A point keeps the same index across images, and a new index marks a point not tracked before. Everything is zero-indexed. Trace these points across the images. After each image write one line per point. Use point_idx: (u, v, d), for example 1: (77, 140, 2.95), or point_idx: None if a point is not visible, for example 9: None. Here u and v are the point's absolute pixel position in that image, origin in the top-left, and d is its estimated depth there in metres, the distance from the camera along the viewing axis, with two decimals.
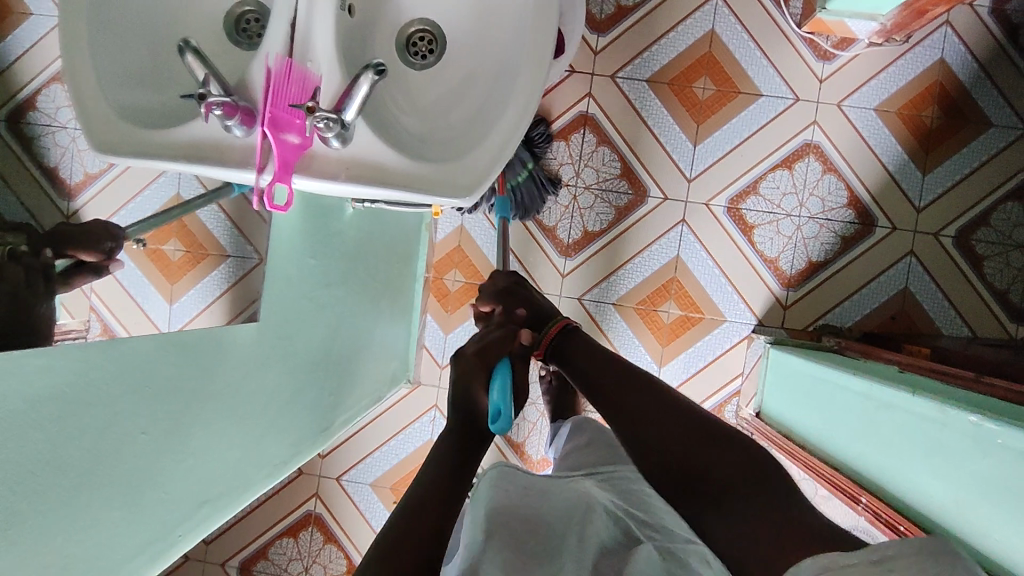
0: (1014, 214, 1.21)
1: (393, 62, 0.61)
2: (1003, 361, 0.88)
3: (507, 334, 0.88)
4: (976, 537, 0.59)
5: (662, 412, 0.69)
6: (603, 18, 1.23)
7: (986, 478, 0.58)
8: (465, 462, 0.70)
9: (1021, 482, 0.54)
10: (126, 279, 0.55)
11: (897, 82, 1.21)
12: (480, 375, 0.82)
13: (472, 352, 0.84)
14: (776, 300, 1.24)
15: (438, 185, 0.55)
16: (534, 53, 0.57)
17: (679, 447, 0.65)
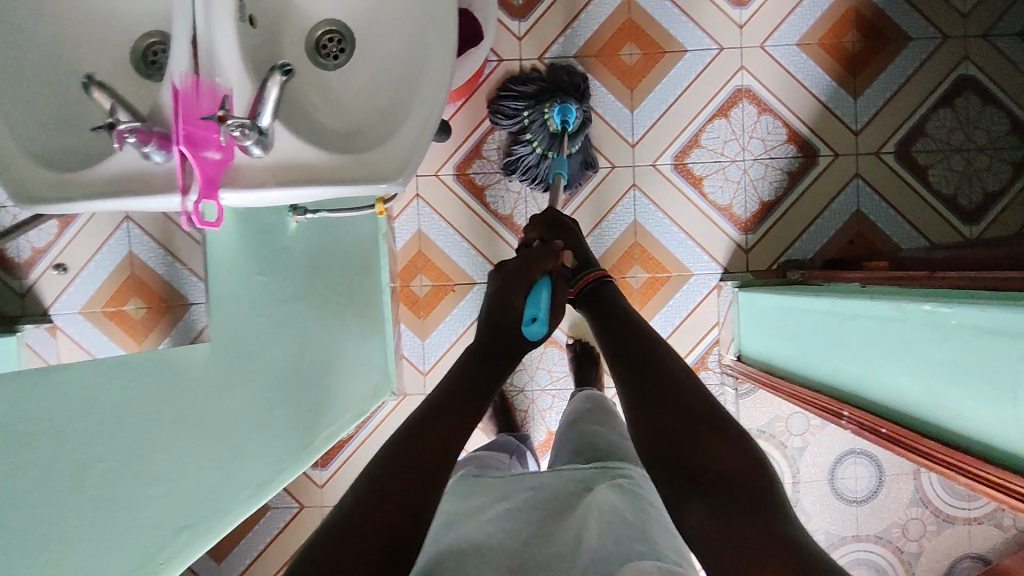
0: (947, 119, 1.25)
1: (303, 65, 0.61)
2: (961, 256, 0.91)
3: (552, 254, 0.94)
4: (950, 419, 0.61)
5: (674, 394, 0.65)
6: (519, 3, 1.25)
7: (950, 359, 0.59)
8: (471, 407, 0.73)
9: (977, 356, 0.56)
10: (70, 327, 0.53)
11: (814, 14, 1.25)
12: (521, 288, 0.90)
13: (518, 266, 0.92)
14: (737, 245, 1.26)
15: (366, 173, 0.55)
16: (441, 34, 0.58)
17: (677, 430, 0.60)
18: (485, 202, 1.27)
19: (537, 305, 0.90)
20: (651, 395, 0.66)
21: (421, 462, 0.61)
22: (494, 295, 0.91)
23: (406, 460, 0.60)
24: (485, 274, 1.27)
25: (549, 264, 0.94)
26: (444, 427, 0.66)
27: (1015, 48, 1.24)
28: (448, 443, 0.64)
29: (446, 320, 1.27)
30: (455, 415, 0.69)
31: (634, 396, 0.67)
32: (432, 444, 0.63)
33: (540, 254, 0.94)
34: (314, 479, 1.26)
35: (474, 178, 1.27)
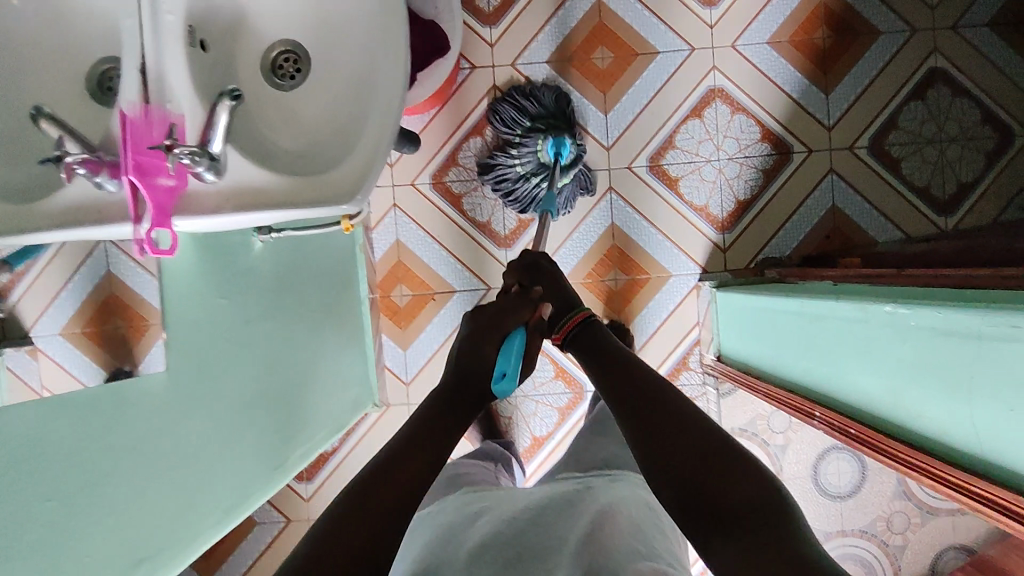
0: (919, 112, 1.26)
1: (259, 87, 0.61)
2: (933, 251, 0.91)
3: (526, 302, 0.92)
4: (912, 420, 0.61)
5: (688, 432, 0.64)
6: (490, 10, 1.26)
7: (911, 360, 0.59)
8: (443, 440, 0.73)
9: (935, 357, 0.56)
10: (57, 354, 0.56)
11: (784, 12, 1.25)
12: (494, 339, 0.86)
13: (495, 315, 0.88)
14: (714, 245, 1.27)
15: (321, 195, 0.55)
16: (391, 51, 0.59)
17: (696, 473, 0.60)
18: (463, 210, 1.27)
19: (509, 359, 0.85)
20: (665, 434, 0.65)
21: (392, 492, 0.62)
22: (464, 341, 0.87)
23: (374, 491, 0.62)
24: (465, 281, 1.27)
25: (525, 316, 0.90)
26: (418, 463, 0.67)
27: (983, 39, 1.25)
28: (415, 472, 0.66)
29: (427, 329, 1.27)
30: (428, 445, 0.71)
31: (647, 437, 0.66)
32: (404, 477, 0.65)
33: (515, 303, 0.91)
34: (300, 492, 1.27)
35: (450, 186, 1.27)
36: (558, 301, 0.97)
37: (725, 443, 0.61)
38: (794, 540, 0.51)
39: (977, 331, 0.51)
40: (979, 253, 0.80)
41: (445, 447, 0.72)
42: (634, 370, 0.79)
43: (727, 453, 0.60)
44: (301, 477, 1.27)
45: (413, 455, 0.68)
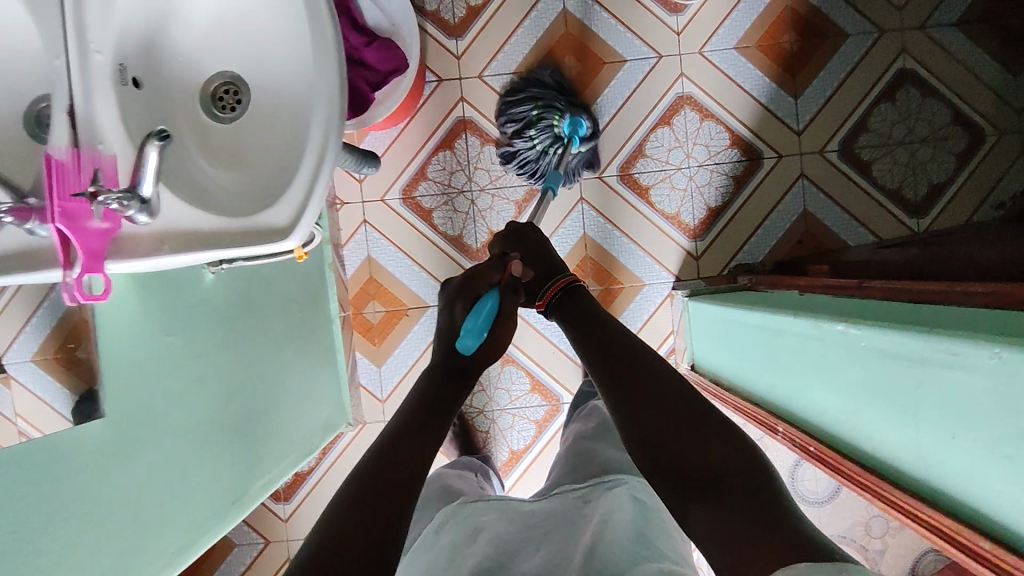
0: (889, 114, 1.25)
1: (199, 123, 0.61)
2: (900, 259, 0.91)
3: (496, 265, 0.96)
4: (867, 440, 0.60)
5: (657, 400, 0.67)
6: (456, 22, 1.25)
7: (864, 381, 0.59)
8: (432, 431, 0.78)
9: (885, 380, 0.55)
10: (27, 381, 0.53)
11: (750, 17, 1.24)
12: (465, 301, 0.93)
13: (461, 282, 0.94)
14: (687, 252, 1.26)
15: (254, 234, 0.55)
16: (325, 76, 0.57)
17: (666, 434, 0.62)
18: (434, 225, 1.26)
19: (477, 316, 0.90)
20: (640, 403, 0.68)
21: (388, 484, 0.65)
22: (443, 310, 0.96)
23: (372, 487, 0.64)
24: (438, 296, 1.26)
25: (496, 278, 0.94)
26: (409, 457, 0.70)
27: (952, 39, 1.24)
28: (410, 470, 0.68)
29: (401, 346, 1.26)
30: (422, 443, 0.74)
31: (628, 407, 0.68)
32: (399, 472, 0.67)
33: (485, 266, 0.96)
34: (278, 512, 1.27)
35: (420, 201, 1.26)
36: (538, 269, 0.99)
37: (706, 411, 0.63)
38: (766, 502, 0.52)
39: (921, 357, 0.50)
40: (940, 263, 0.79)
41: (436, 445, 0.76)
42: (617, 342, 0.80)
43: (702, 418, 0.62)
44: (278, 497, 1.27)
45: (404, 451, 0.71)
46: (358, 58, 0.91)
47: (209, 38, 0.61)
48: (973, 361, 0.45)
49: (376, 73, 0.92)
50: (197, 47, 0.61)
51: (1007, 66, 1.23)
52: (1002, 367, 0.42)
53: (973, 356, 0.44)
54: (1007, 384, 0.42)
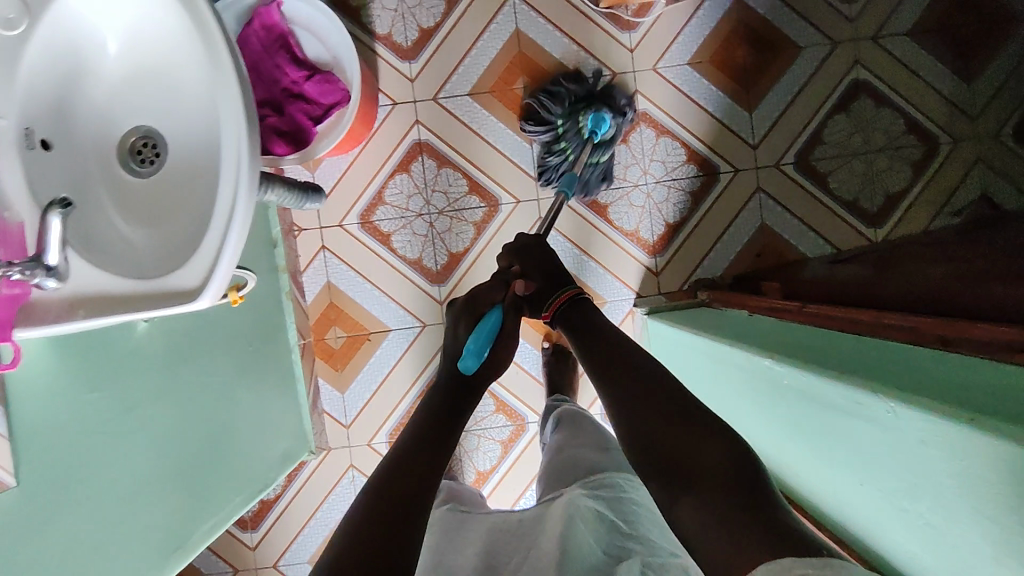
0: (845, 125, 1.25)
1: (115, 181, 0.60)
2: (851, 281, 0.91)
3: (497, 283, 0.97)
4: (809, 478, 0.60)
5: (666, 397, 0.65)
6: (409, 45, 1.24)
7: (795, 419, 0.60)
8: (446, 440, 0.78)
9: (812, 420, 0.55)
10: None
11: (702, 33, 1.24)
12: (467, 321, 0.93)
13: (465, 300, 0.95)
14: (647, 269, 1.26)
15: (165, 295, 0.54)
16: (230, 121, 0.53)
17: (666, 433, 0.60)
18: (393, 248, 1.25)
19: (477, 336, 0.89)
20: (643, 400, 0.66)
21: (399, 492, 0.66)
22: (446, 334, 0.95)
23: (382, 497, 0.65)
24: (400, 320, 1.26)
25: (499, 296, 0.95)
26: (421, 466, 0.71)
27: (905, 48, 1.24)
28: (422, 478, 0.69)
29: (363, 371, 1.26)
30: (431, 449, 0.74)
31: (626, 404, 0.67)
32: (409, 480, 0.68)
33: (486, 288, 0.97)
34: (245, 541, 1.27)
35: (379, 225, 1.25)
36: (540, 282, 0.97)
37: (702, 416, 0.61)
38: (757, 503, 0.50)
39: (833, 404, 0.51)
40: (880, 288, 0.79)
41: (448, 451, 0.76)
42: (616, 350, 0.79)
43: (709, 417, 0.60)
44: (246, 526, 1.26)
45: (419, 460, 0.72)
46: (298, 92, 0.92)
47: (126, 93, 0.61)
48: (874, 414, 0.45)
49: (317, 107, 0.93)
50: (112, 103, 0.61)
51: (961, 73, 1.23)
52: (896, 421, 0.43)
53: (874, 409, 0.45)
54: (903, 439, 0.43)
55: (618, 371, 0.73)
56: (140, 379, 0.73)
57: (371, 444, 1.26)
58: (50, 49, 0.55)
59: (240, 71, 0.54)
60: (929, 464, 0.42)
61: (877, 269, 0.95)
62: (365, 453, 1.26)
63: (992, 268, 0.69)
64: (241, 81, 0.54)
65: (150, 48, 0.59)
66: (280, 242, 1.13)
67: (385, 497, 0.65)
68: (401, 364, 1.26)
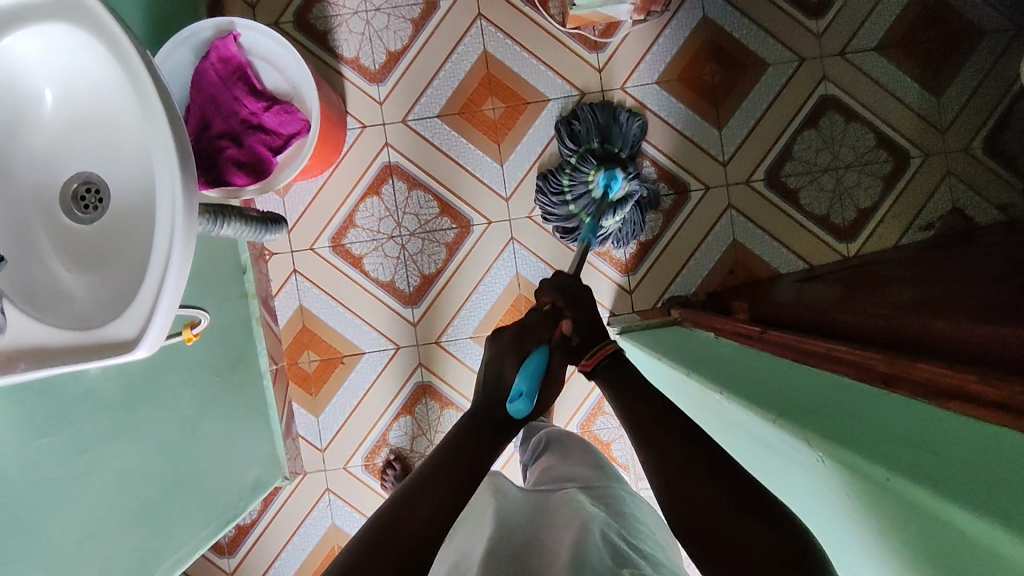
0: (814, 140, 1.26)
1: (58, 228, 0.61)
2: (818, 304, 0.91)
3: (545, 319, 0.94)
4: None
5: (695, 441, 0.61)
6: (377, 68, 1.25)
7: (749, 453, 0.60)
8: (477, 459, 0.71)
9: (765, 454, 0.55)
10: None
11: (668, 51, 1.25)
12: (514, 359, 0.89)
13: (513, 333, 0.91)
14: (619, 287, 1.26)
15: (103, 345, 0.54)
16: (163, 167, 0.54)
17: (699, 480, 0.56)
18: (366, 271, 1.25)
19: (525, 378, 0.86)
20: (675, 443, 0.61)
21: (424, 513, 0.60)
22: (489, 368, 0.90)
23: (405, 514, 0.59)
24: (374, 343, 1.25)
25: (545, 335, 0.92)
26: (444, 478, 0.65)
27: (873, 63, 1.25)
28: (451, 494, 0.63)
29: (338, 394, 1.25)
30: (465, 469, 0.68)
31: (660, 446, 0.62)
32: (434, 495, 0.62)
33: (534, 323, 0.94)
34: (223, 566, 1.25)
35: (351, 248, 1.25)
36: (585, 334, 0.93)
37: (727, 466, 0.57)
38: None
39: (775, 446, 0.51)
40: (838, 315, 0.80)
41: (479, 467, 0.70)
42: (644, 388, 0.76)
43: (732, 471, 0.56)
44: (223, 551, 1.25)
45: (447, 475, 0.66)
46: (257, 123, 0.92)
47: (67, 139, 0.61)
48: (808, 457, 0.46)
49: (277, 136, 0.93)
50: (54, 148, 0.61)
51: (929, 87, 1.24)
52: (823, 468, 0.44)
53: (803, 453, 0.47)
54: (829, 487, 0.44)
55: (645, 407, 0.70)
56: (106, 414, 0.71)
57: (347, 468, 1.25)
58: None
59: (170, 116, 0.54)
60: (851, 509, 0.43)
61: (853, 288, 0.95)
62: (342, 476, 1.25)
63: (944, 297, 0.69)
64: (174, 127, 0.54)
65: (92, 95, 0.59)
66: (250, 268, 1.11)
67: (406, 510, 0.59)
68: (376, 387, 1.25)
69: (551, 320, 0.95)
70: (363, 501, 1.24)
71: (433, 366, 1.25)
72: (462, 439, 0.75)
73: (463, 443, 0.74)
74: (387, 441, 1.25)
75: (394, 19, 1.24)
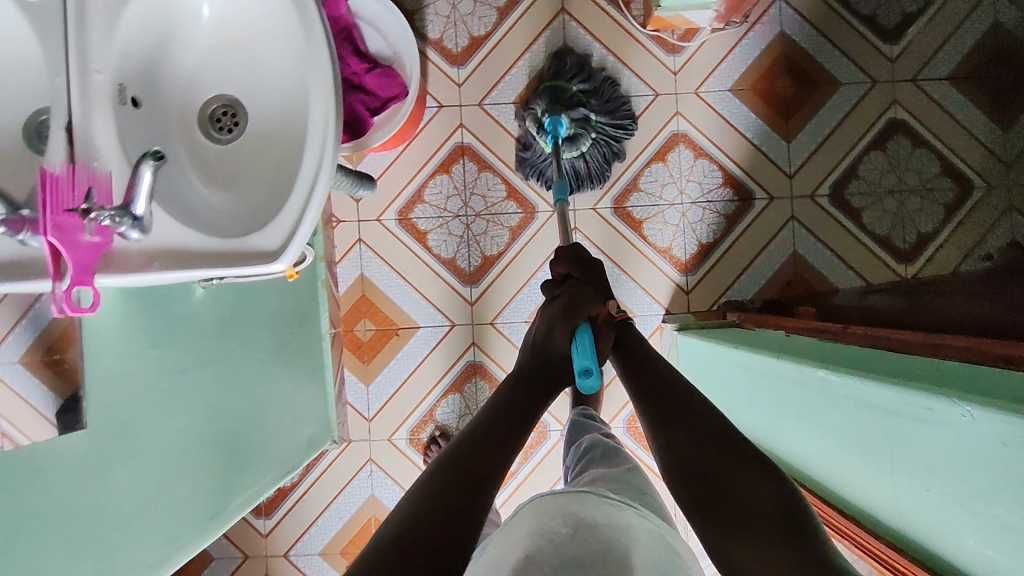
0: (879, 162, 1.27)
1: (196, 144, 0.63)
2: (891, 309, 0.91)
3: (592, 294, 0.87)
4: (865, 495, 0.60)
5: (714, 429, 0.60)
6: (459, 51, 1.28)
7: (851, 430, 0.60)
8: (515, 436, 0.65)
9: (881, 433, 0.55)
10: (15, 383, 0.53)
11: (746, 60, 1.27)
12: (564, 328, 0.83)
13: (563, 309, 0.84)
14: (677, 286, 1.28)
15: (247, 256, 0.57)
16: (321, 98, 0.59)
17: (716, 468, 0.55)
18: (429, 247, 1.27)
19: (584, 352, 0.79)
20: (695, 436, 0.59)
21: (471, 466, 0.57)
22: (536, 333, 0.85)
23: (442, 478, 0.55)
24: (430, 318, 1.27)
25: (593, 310, 0.86)
26: (492, 441, 0.62)
27: (942, 92, 1.27)
28: (488, 466, 0.58)
29: (390, 365, 1.26)
30: (495, 439, 0.63)
31: (675, 443, 0.60)
32: (484, 454, 0.59)
33: (582, 293, 0.88)
34: (259, 527, 1.24)
35: (416, 223, 1.27)
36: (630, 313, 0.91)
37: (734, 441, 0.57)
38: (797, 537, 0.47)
39: (895, 410, 0.52)
40: (915, 318, 0.81)
41: (524, 433, 0.67)
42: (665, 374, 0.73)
43: (743, 448, 0.56)
44: (260, 512, 1.25)
45: (482, 442, 0.61)
46: (358, 84, 0.95)
47: (209, 65, 0.63)
48: (945, 419, 0.46)
49: (376, 98, 0.96)
50: (198, 73, 0.63)
51: (996, 120, 1.26)
52: (971, 426, 0.44)
53: (942, 413, 0.47)
54: (974, 445, 0.44)
55: (666, 392, 0.69)
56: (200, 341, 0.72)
57: (391, 440, 1.25)
58: (146, 8, 0.57)
59: (331, 56, 0.60)
60: (992, 467, 0.43)
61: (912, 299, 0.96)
62: (385, 448, 1.25)
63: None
64: (332, 63, 0.60)
65: (241, 20, 0.62)
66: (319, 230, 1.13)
67: (454, 464, 0.56)
68: (428, 361, 1.26)
69: (597, 294, 0.89)
70: (404, 475, 1.24)
71: (485, 346, 1.26)
72: (499, 411, 0.69)
73: (498, 415, 0.68)
74: (433, 416, 1.25)
75: (479, 5, 1.27)
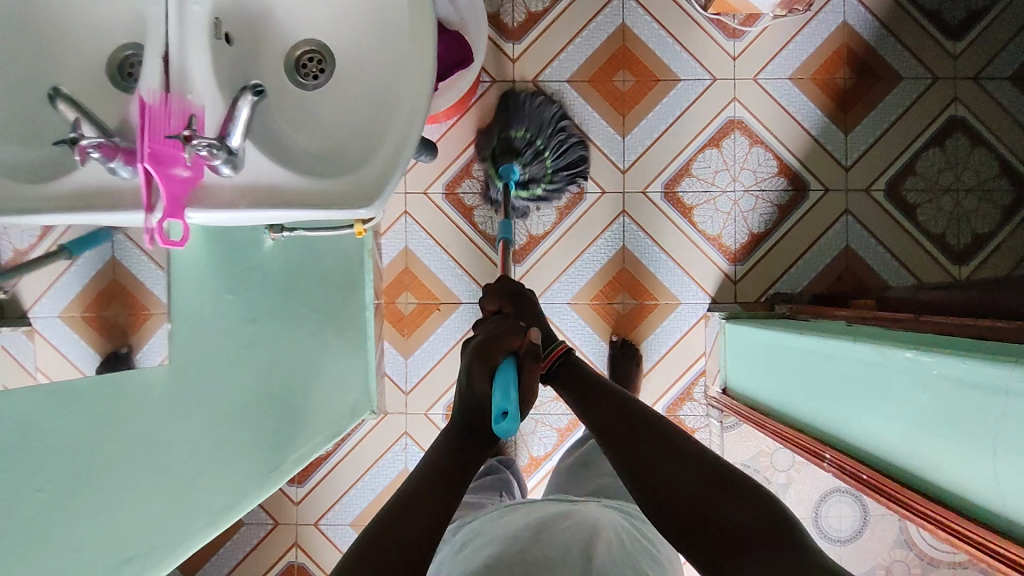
0: (938, 159, 1.25)
1: (283, 87, 0.62)
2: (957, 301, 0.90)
3: (510, 326, 0.80)
4: (945, 478, 0.59)
5: (673, 458, 0.58)
6: (515, 26, 1.25)
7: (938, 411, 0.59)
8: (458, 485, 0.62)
9: (977, 413, 0.54)
10: (57, 339, 0.54)
11: (807, 49, 1.25)
12: (483, 371, 0.72)
13: (476, 353, 0.74)
14: (725, 276, 1.26)
15: (337, 200, 0.55)
16: (420, 45, 0.58)
17: (692, 505, 0.54)
18: (475, 223, 1.25)
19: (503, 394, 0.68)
20: (653, 466, 0.58)
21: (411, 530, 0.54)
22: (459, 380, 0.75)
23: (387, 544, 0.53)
24: (472, 294, 1.25)
25: (513, 343, 0.76)
26: (438, 494, 0.59)
27: (1004, 91, 1.24)
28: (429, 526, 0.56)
29: (431, 339, 1.25)
30: (438, 491, 0.59)
31: (641, 465, 0.59)
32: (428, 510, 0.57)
33: (504, 330, 0.79)
34: (290, 495, 1.24)
35: (463, 198, 1.25)
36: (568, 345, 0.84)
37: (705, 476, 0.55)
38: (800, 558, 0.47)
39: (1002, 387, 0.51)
40: (993, 310, 0.79)
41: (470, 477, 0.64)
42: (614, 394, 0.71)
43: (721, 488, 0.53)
44: (293, 480, 1.24)
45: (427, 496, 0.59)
46: None
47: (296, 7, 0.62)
48: None
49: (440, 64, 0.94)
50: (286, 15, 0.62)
51: None
52: None
53: None
54: None
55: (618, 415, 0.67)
56: None
57: (428, 414, 1.24)
58: None
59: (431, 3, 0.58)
60: None
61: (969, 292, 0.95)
62: (420, 422, 1.24)
63: None
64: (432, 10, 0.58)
65: None
66: None
67: (392, 529, 0.54)
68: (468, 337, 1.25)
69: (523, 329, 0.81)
70: None
71: None
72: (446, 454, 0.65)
73: (441, 459, 0.64)
74: None
75: None
